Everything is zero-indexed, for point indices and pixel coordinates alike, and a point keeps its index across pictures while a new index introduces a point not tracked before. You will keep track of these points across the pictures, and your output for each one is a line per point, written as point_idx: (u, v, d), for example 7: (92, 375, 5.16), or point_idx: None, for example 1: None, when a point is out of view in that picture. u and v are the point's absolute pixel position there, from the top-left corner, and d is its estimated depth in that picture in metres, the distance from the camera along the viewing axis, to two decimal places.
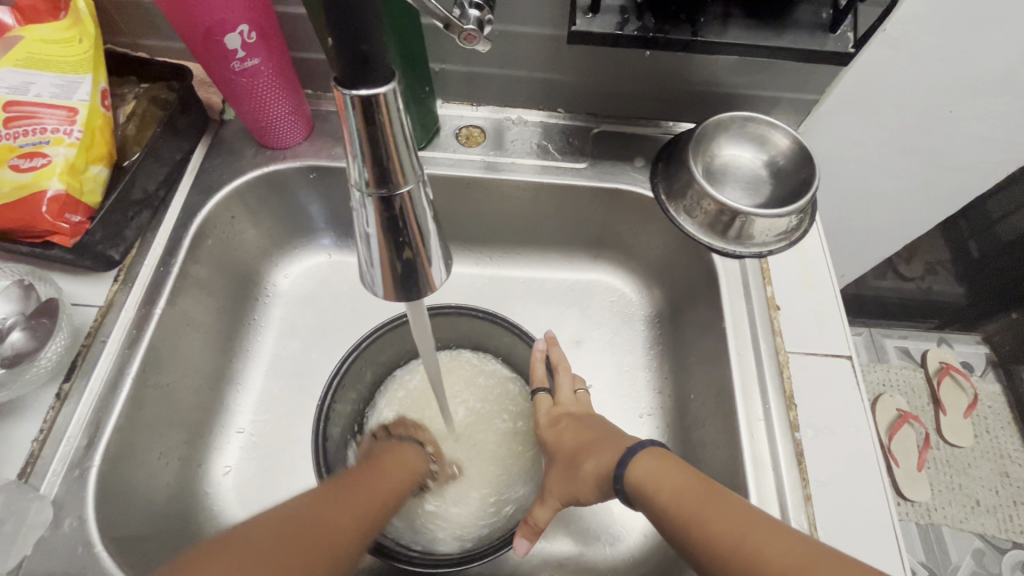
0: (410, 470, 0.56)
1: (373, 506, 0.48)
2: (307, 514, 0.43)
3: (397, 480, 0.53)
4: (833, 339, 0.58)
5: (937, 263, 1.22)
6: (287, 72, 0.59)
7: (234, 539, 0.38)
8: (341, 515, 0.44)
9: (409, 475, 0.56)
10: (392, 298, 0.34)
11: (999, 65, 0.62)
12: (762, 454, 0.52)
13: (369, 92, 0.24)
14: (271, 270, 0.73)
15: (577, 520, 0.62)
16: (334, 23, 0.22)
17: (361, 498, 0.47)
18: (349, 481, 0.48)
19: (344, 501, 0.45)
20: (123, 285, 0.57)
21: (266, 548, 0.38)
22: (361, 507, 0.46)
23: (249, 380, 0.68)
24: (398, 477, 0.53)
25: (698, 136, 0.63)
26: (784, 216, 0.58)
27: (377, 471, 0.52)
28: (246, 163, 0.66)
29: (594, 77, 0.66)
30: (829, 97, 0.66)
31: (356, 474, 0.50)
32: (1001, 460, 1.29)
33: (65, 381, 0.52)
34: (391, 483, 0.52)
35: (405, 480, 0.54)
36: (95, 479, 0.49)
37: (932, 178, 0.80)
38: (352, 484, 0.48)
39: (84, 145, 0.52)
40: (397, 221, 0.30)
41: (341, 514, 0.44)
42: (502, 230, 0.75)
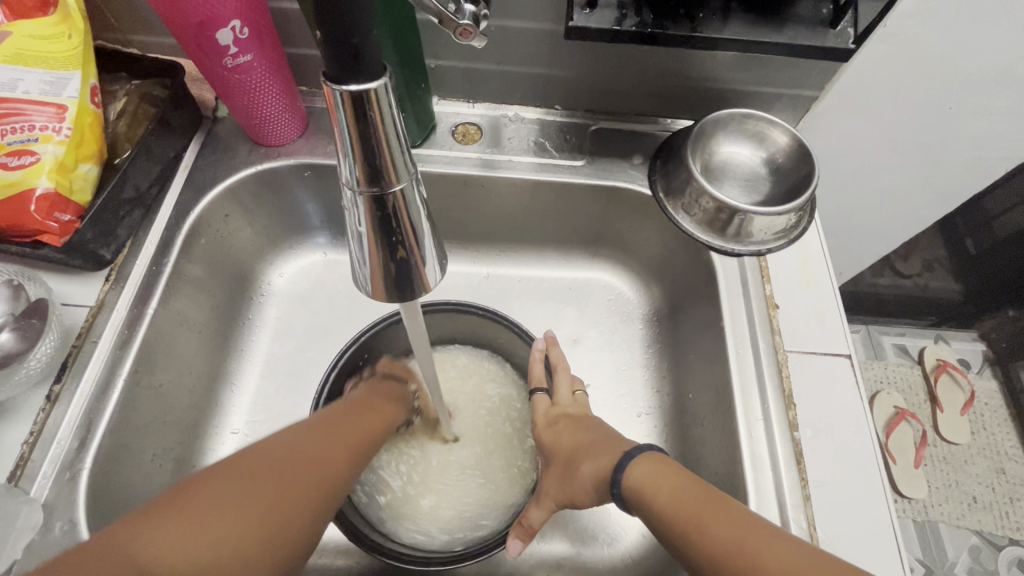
0: (384, 421, 0.56)
1: (347, 459, 0.48)
2: (282, 458, 0.43)
3: (367, 433, 0.53)
4: (833, 337, 0.58)
5: (935, 261, 1.22)
6: (280, 68, 0.58)
7: (208, 473, 0.39)
8: (312, 464, 0.44)
9: (382, 422, 0.56)
10: (386, 299, 0.33)
11: (999, 61, 0.62)
12: (761, 454, 0.52)
13: (359, 88, 0.24)
14: (266, 268, 0.72)
15: (575, 520, 0.62)
16: (322, 16, 0.21)
17: (331, 443, 0.48)
18: (324, 426, 0.49)
19: (320, 459, 0.45)
20: (115, 285, 0.57)
21: (235, 484, 0.39)
22: (333, 453, 0.47)
23: (244, 380, 0.68)
24: (366, 424, 0.53)
25: (696, 133, 0.62)
26: (782, 214, 0.58)
27: (352, 419, 0.52)
28: (240, 161, 0.65)
29: (592, 73, 0.65)
30: (828, 93, 0.66)
31: (333, 421, 0.50)
32: (998, 456, 1.29)
33: (56, 382, 0.52)
34: (361, 432, 0.52)
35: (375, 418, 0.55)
36: (86, 481, 0.49)
37: (931, 175, 0.80)
38: (324, 431, 0.48)
39: (74, 142, 0.51)
40: (390, 220, 0.29)
41: (310, 452, 0.45)
42: (499, 228, 0.74)
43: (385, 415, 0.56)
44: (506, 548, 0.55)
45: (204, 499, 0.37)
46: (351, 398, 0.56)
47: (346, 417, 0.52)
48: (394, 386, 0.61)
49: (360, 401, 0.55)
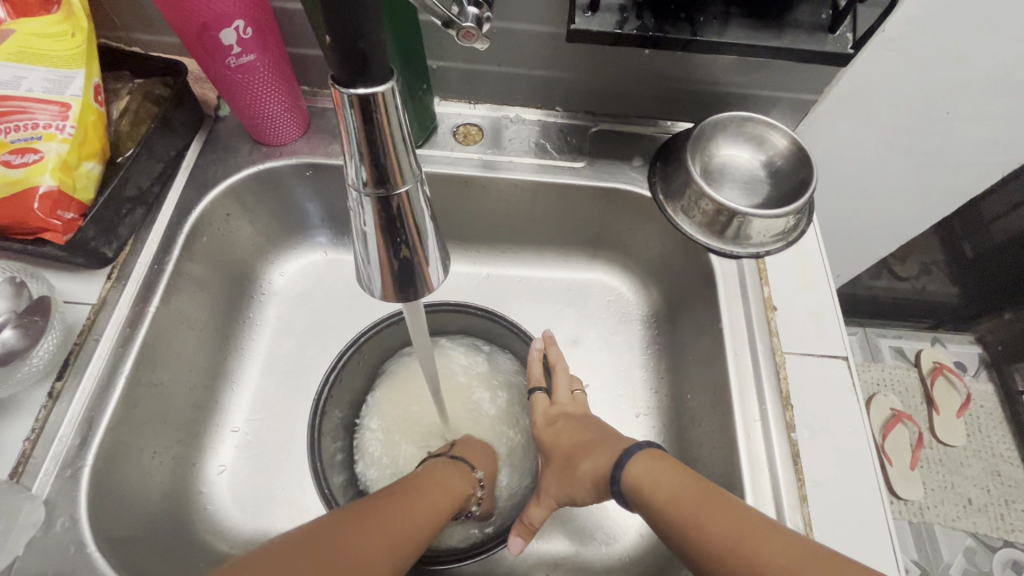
0: (444, 510, 0.51)
1: (396, 550, 0.44)
2: (326, 550, 0.40)
3: (419, 513, 0.48)
4: (830, 340, 0.58)
5: (932, 264, 1.23)
6: (283, 68, 0.58)
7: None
8: (356, 560, 0.40)
9: (439, 510, 0.51)
10: (389, 298, 0.34)
11: (996, 67, 0.62)
12: (759, 454, 0.53)
13: (366, 91, 0.24)
14: (267, 267, 0.73)
15: (573, 520, 0.62)
16: (331, 22, 0.21)
17: (381, 535, 0.43)
18: (375, 512, 0.45)
19: (364, 541, 0.42)
20: (116, 282, 0.57)
21: None
22: (382, 545, 0.43)
23: (244, 379, 0.68)
24: (421, 513, 0.48)
25: (696, 135, 0.63)
26: (781, 217, 0.58)
27: (404, 506, 0.48)
28: (242, 160, 0.65)
29: (592, 75, 0.65)
30: (827, 97, 0.67)
31: (384, 505, 0.47)
32: (993, 458, 1.30)
33: (57, 379, 0.52)
34: (414, 518, 0.47)
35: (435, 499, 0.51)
36: (88, 478, 0.49)
37: (928, 179, 0.80)
38: (374, 519, 0.44)
39: (77, 141, 0.51)
40: (395, 220, 0.29)
41: (358, 546, 0.41)
42: (499, 229, 0.74)
43: (444, 493, 0.52)
44: (508, 546, 0.56)
45: None
46: (414, 484, 0.52)
47: (393, 497, 0.48)
48: (459, 472, 0.56)
49: (418, 487, 0.51)
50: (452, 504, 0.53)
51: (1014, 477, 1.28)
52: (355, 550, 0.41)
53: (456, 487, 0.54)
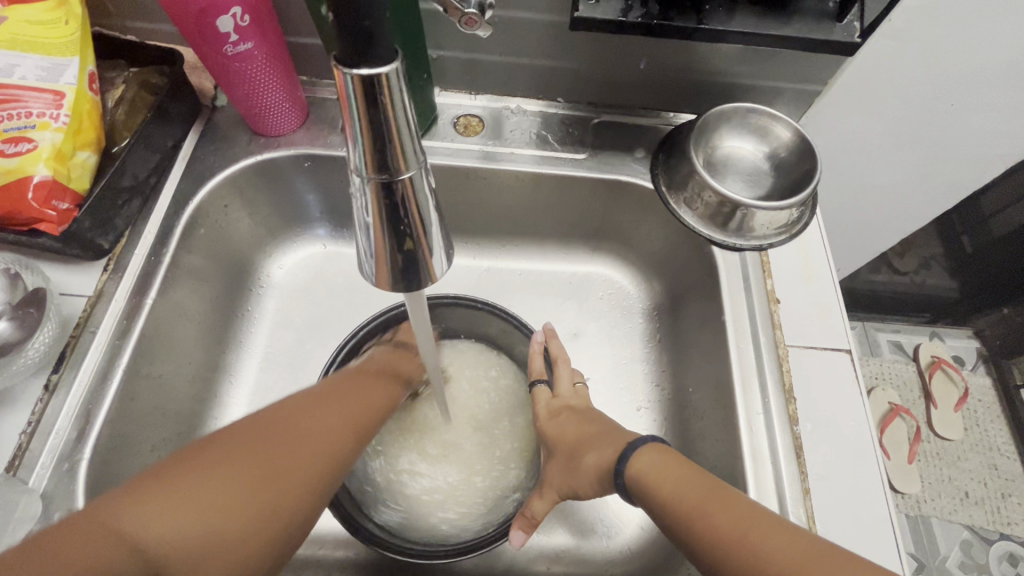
0: (387, 395, 0.56)
1: (356, 424, 0.49)
2: (273, 445, 0.41)
3: (369, 403, 0.52)
4: (834, 333, 0.58)
5: (931, 258, 1.22)
6: (281, 57, 0.57)
7: (210, 447, 0.39)
8: (302, 447, 0.43)
9: (379, 408, 0.54)
10: (391, 288, 0.33)
11: (1001, 57, 0.62)
12: (761, 447, 0.52)
13: (370, 72, 0.23)
14: (265, 260, 0.72)
15: (574, 513, 0.62)
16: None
17: (340, 414, 0.48)
18: (339, 390, 0.50)
19: (301, 423, 0.44)
20: (113, 274, 0.56)
21: (232, 451, 0.39)
22: (323, 436, 0.45)
23: (243, 372, 0.67)
24: (365, 401, 0.52)
25: (699, 126, 0.62)
26: (785, 209, 0.58)
27: (359, 387, 0.52)
28: (240, 150, 0.65)
29: (594, 65, 0.65)
30: (830, 89, 0.66)
31: (348, 386, 0.52)
32: (990, 452, 1.31)
33: (55, 371, 0.51)
34: (356, 411, 0.50)
35: (379, 387, 0.55)
36: (86, 472, 0.48)
37: (931, 171, 0.80)
38: (315, 407, 0.47)
39: (72, 130, 0.50)
40: (397, 208, 0.29)
41: (303, 439, 0.43)
42: (499, 221, 0.74)
43: (379, 389, 0.55)
44: (509, 540, 0.55)
45: (199, 475, 0.37)
46: (343, 377, 0.53)
47: (331, 391, 0.50)
48: (389, 382, 0.56)
49: (361, 376, 0.54)
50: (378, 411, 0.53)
51: (1011, 470, 1.29)
52: (295, 432, 0.43)
53: (383, 382, 0.56)
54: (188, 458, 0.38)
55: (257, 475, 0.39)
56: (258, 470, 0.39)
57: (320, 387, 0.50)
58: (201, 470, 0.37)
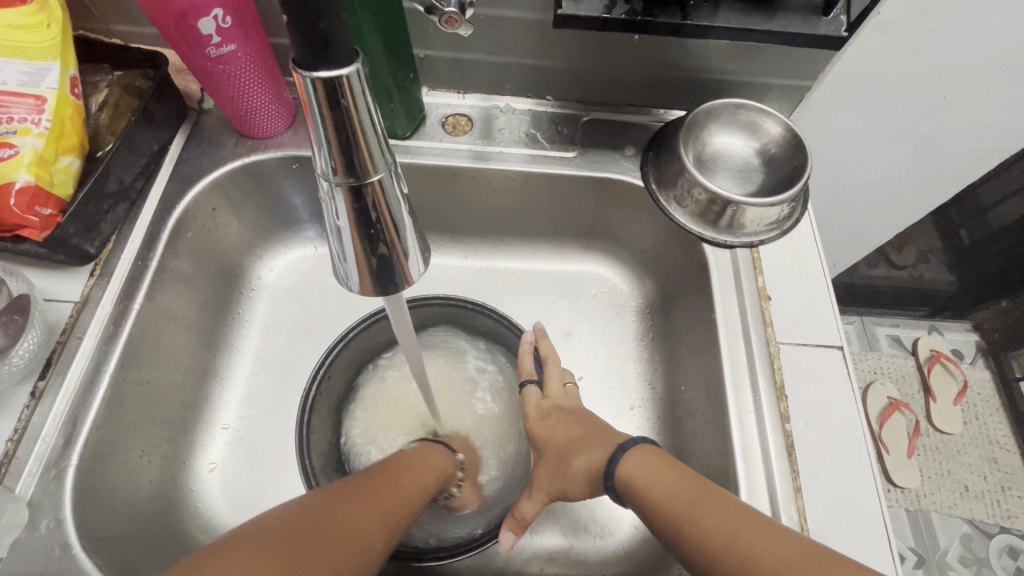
0: (427, 483, 0.51)
1: (398, 512, 0.45)
2: (318, 523, 0.38)
3: (412, 488, 0.49)
4: (826, 328, 0.57)
5: (929, 251, 1.22)
6: (265, 59, 0.57)
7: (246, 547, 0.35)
8: (353, 527, 0.40)
9: (425, 480, 0.51)
10: (368, 293, 0.33)
11: (994, 49, 0.61)
12: (752, 445, 0.52)
13: (330, 75, 0.23)
14: (256, 263, 0.72)
15: (567, 513, 0.62)
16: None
17: (377, 508, 0.43)
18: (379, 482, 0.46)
19: (356, 510, 0.41)
20: (99, 279, 0.56)
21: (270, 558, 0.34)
22: (369, 511, 0.42)
23: (233, 375, 0.67)
24: (404, 491, 0.47)
25: (689, 122, 0.62)
26: (775, 205, 0.57)
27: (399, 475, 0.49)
28: (226, 153, 0.64)
29: (583, 63, 0.64)
30: (822, 83, 0.66)
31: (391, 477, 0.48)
32: (990, 446, 1.30)
33: (40, 379, 0.51)
34: (399, 500, 0.46)
35: (430, 472, 0.52)
36: (72, 479, 0.48)
37: (925, 165, 0.79)
38: (354, 496, 0.43)
39: (54, 135, 0.50)
40: (368, 211, 0.28)
41: (346, 519, 0.40)
42: (490, 221, 0.73)
43: (426, 466, 0.52)
44: (500, 541, 0.56)
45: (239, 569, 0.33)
46: (386, 464, 0.50)
47: (373, 482, 0.46)
48: (433, 455, 0.55)
49: (405, 460, 0.52)
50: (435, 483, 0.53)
51: (1010, 463, 1.29)
52: (350, 520, 0.40)
53: (431, 464, 0.53)
54: (231, 548, 0.35)
55: (324, 557, 0.36)
56: (318, 545, 0.36)
57: (365, 474, 0.48)
58: (259, 557, 0.34)
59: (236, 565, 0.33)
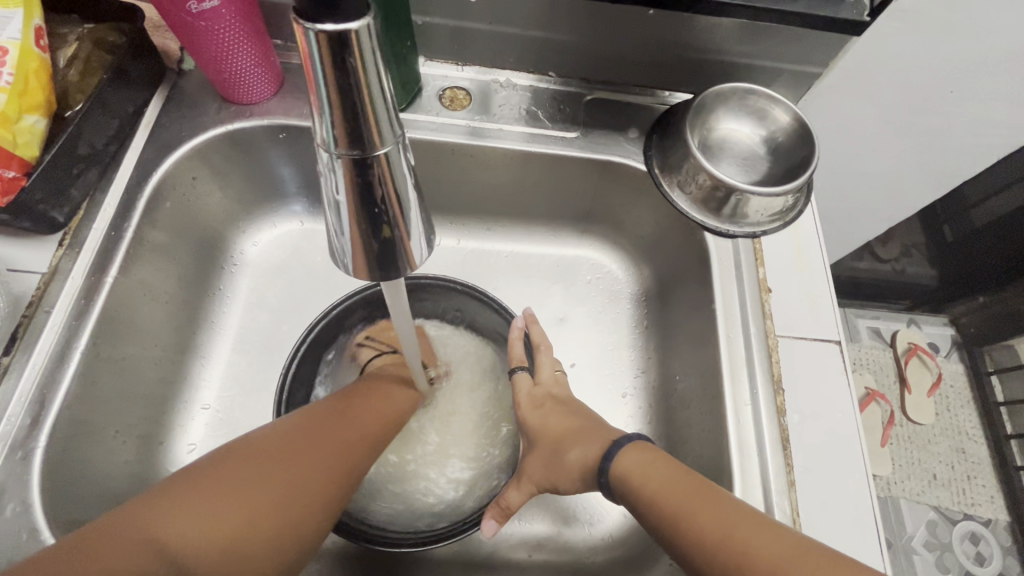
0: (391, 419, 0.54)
1: (361, 445, 0.49)
2: (279, 452, 0.44)
3: (379, 414, 0.52)
4: (824, 323, 0.57)
5: (912, 246, 1.23)
6: (252, 18, 0.53)
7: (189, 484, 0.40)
8: (334, 448, 0.46)
9: (393, 418, 0.54)
10: (364, 276, 0.31)
11: (1006, 43, 0.60)
12: (749, 439, 0.52)
13: (336, 28, 0.22)
14: (238, 236, 0.68)
15: (556, 501, 0.61)
16: None
17: (339, 438, 0.47)
18: (347, 412, 0.50)
19: (321, 465, 0.45)
20: (69, 250, 0.52)
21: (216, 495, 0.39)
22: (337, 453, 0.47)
23: (214, 354, 0.64)
24: (383, 419, 0.52)
25: (696, 107, 0.60)
26: (780, 195, 0.56)
27: (367, 401, 0.53)
28: (208, 119, 0.60)
29: (589, 38, 0.61)
30: (832, 71, 0.64)
31: (362, 401, 0.52)
32: (959, 436, 1.35)
33: (5, 354, 0.48)
34: (367, 424, 0.51)
35: (399, 399, 0.55)
36: (41, 461, 0.45)
37: (923, 159, 0.79)
38: (338, 421, 0.49)
39: (17, 90, 0.45)
40: (372, 189, 0.27)
41: (322, 446, 0.46)
42: (484, 200, 0.71)
43: (384, 407, 0.53)
44: (481, 528, 0.54)
45: (183, 502, 0.38)
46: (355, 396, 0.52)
47: (347, 411, 0.50)
48: (409, 385, 0.58)
49: (381, 387, 0.55)
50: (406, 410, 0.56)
51: (976, 453, 1.33)
52: (317, 461, 0.45)
53: (403, 390, 0.57)
54: (238, 454, 0.43)
55: (281, 501, 0.41)
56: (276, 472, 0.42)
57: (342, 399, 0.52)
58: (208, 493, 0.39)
59: (219, 484, 0.40)
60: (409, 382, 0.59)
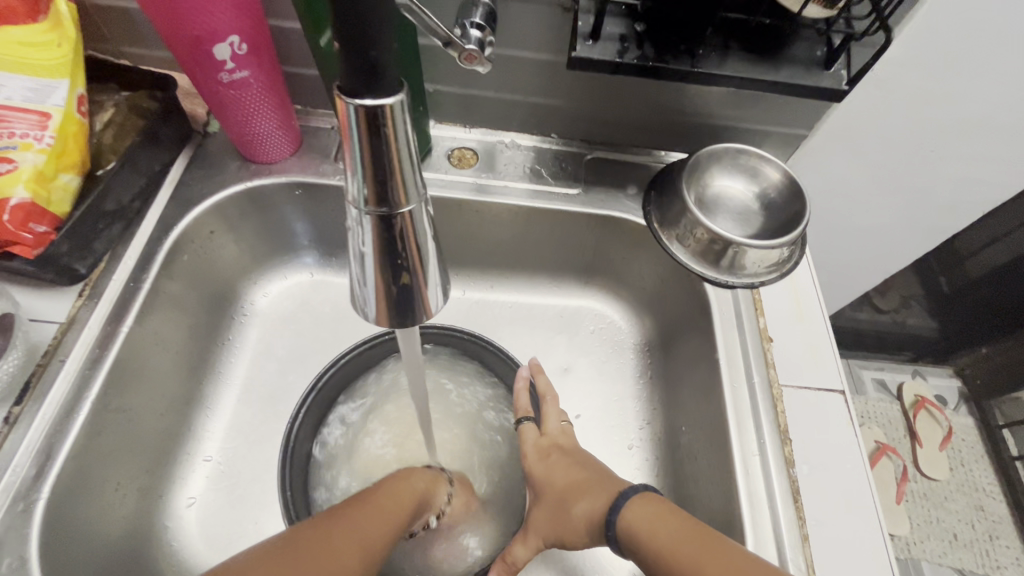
0: (405, 524, 0.46)
1: (363, 574, 0.39)
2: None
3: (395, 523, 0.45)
4: (827, 372, 0.57)
5: (911, 299, 1.25)
6: (277, 87, 0.58)
7: None
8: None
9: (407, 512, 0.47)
10: (383, 322, 0.33)
11: (977, 109, 0.64)
12: (758, 491, 0.51)
13: (374, 103, 0.24)
14: (249, 288, 0.70)
15: (564, 559, 0.59)
16: (345, 33, 0.21)
17: (342, 570, 0.38)
18: (357, 523, 0.42)
19: None
20: (88, 300, 0.54)
21: None
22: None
23: (219, 405, 0.64)
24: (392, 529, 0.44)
25: (690, 166, 0.63)
26: (775, 247, 0.58)
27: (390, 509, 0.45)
28: (228, 177, 0.63)
29: (588, 104, 0.66)
30: (818, 132, 0.68)
31: (387, 502, 0.46)
32: (976, 493, 1.31)
33: (17, 403, 0.48)
34: (385, 529, 0.44)
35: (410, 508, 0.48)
36: (42, 512, 0.45)
37: (911, 214, 0.82)
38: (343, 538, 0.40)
39: (56, 151, 0.49)
40: (396, 242, 0.29)
41: None
42: (490, 253, 0.73)
43: (398, 504, 0.47)
44: None
45: None
46: (370, 493, 0.46)
47: (354, 518, 0.42)
48: (426, 477, 0.53)
49: (399, 487, 0.49)
50: (421, 502, 0.50)
51: (996, 512, 1.29)
52: None
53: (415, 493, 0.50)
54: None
55: None
56: None
57: (354, 507, 0.44)
58: None
59: None
60: (424, 478, 0.52)
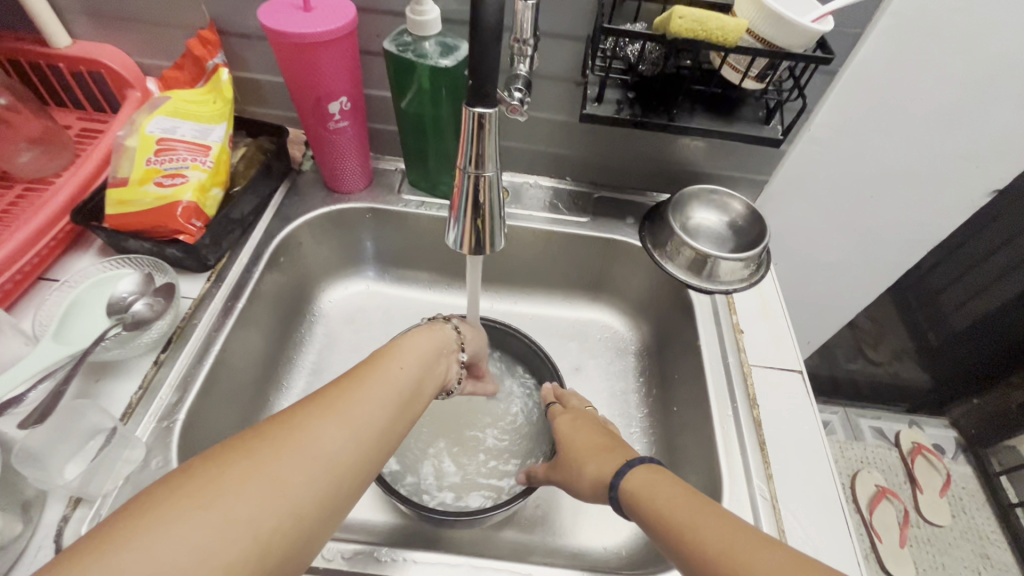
0: (420, 373, 0.54)
1: (384, 418, 0.45)
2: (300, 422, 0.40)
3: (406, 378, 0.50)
4: (788, 357, 0.71)
5: (903, 351, 1.36)
6: (362, 135, 0.78)
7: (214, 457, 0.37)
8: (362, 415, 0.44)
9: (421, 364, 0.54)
10: (464, 248, 0.51)
11: (900, 165, 0.83)
12: (732, 444, 0.64)
13: (482, 110, 0.41)
14: (321, 292, 0.87)
15: (575, 515, 0.71)
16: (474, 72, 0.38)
17: (368, 410, 0.44)
18: (369, 377, 0.47)
19: (331, 434, 0.41)
20: (214, 283, 0.70)
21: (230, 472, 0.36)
22: (360, 413, 0.44)
23: (293, 382, 0.79)
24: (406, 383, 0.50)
25: (675, 201, 0.81)
26: (743, 260, 0.74)
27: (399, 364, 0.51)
28: (317, 202, 0.83)
29: (594, 154, 0.85)
30: (776, 178, 0.86)
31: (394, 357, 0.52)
32: (981, 540, 1.36)
33: (163, 351, 0.63)
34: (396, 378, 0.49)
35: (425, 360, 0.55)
36: (179, 428, 0.59)
37: (869, 253, 0.99)
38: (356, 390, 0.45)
39: (213, 171, 0.68)
40: (479, 195, 0.47)
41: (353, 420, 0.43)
42: (515, 272, 0.90)
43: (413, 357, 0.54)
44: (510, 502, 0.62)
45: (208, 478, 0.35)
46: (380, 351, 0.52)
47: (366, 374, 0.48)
48: (432, 335, 0.60)
49: (410, 342, 0.56)
50: (431, 359, 0.57)
51: (1002, 559, 1.33)
52: (335, 428, 0.41)
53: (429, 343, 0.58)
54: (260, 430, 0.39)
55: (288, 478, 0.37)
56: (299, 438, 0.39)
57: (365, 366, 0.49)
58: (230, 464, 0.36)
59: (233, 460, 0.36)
60: (428, 336, 0.59)
